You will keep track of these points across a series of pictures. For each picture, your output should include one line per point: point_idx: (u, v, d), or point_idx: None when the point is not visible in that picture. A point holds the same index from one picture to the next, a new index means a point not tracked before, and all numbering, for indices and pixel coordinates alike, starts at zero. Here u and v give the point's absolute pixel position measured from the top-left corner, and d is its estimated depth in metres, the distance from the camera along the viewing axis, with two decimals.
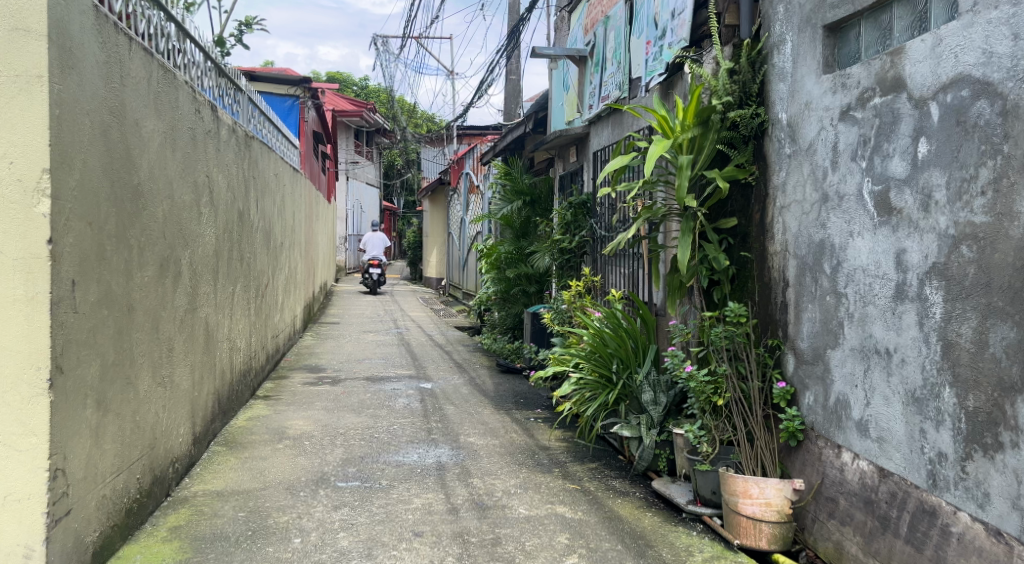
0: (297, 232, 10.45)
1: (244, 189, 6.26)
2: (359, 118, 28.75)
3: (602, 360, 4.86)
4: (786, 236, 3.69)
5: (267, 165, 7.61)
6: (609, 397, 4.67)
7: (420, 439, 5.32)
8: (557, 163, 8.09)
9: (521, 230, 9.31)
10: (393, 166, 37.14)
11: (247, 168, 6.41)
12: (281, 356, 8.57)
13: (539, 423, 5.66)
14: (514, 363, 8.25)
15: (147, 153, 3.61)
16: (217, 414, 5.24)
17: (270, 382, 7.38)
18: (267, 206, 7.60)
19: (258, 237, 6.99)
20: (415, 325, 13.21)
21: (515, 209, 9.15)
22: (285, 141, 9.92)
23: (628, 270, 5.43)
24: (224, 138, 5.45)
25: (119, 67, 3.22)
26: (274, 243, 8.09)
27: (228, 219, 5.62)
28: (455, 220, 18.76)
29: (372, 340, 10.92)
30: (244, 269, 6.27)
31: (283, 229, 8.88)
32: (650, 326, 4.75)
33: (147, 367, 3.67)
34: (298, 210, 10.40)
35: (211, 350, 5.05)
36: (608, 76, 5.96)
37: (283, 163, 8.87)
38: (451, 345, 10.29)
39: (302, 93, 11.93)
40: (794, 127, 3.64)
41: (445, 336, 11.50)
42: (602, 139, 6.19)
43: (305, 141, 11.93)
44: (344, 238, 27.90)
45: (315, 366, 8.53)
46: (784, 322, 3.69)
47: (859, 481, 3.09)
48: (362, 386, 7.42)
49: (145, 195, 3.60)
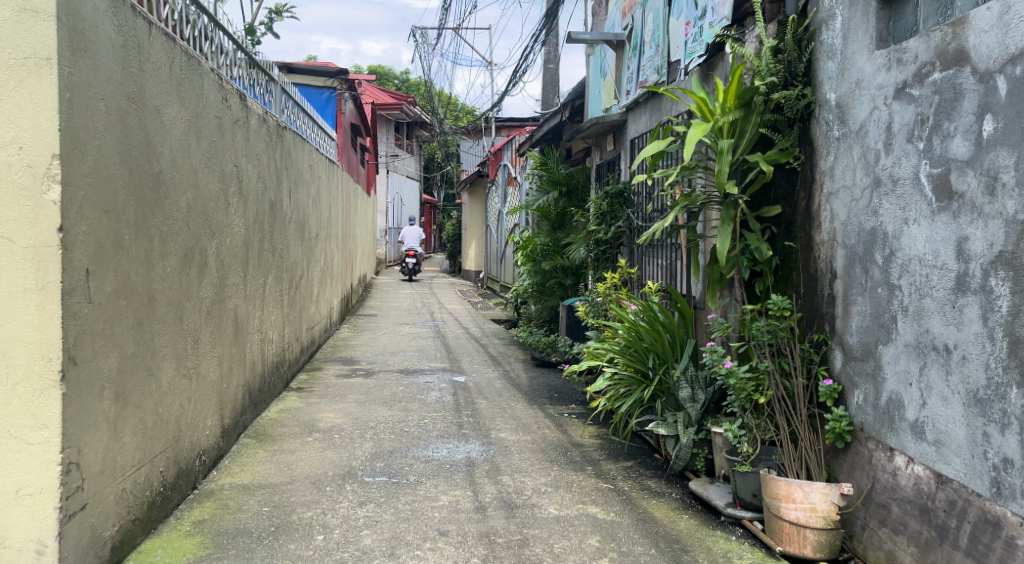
0: (333, 223, 10.40)
1: (275, 179, 6.19)
2: (398, 111, 28.76)
3: (637, 355, 4.68)
4: (835, 224, 3.46)
5: (301, 155, 7.54)
6: (644, 393, 4.48)
7: (451, 434, 5.20)
8: (595, 152, 7.90)
9: (558, 221, 9.12)
10: (433, 158, 37.14)
11: (279, 158, 6.34)
12: (315, 347, 8.54)
13: (574, 418, 5.50)
14: (550, 356, 8.09)
15: (169, 141, 3.53)
16: (247, 406, 5.18)
17: (304, 374, 7.33)
18: (301, 197, 7.54)
19: (291, 228, 6.93)
20: (452, 317, 13.12)
21: (551, 200, 8.97)
22: (320, 132, 9.86)
23: (665, 261, 5.24)
24: (255, 127, 5.37)
25: (138, 51, 3.13)
26: (308, 234, 8.03)
27: (258, 209, 5.55)
28: (493, 211, 18.63)
29: (408, 332, 10.85)
30: (276, 260, 6.20)
31: (318, 222, 8.83)
32: (688, 320, 4.56)
33: (170, 358, 3.59)
34: (333, 201, 10.35)
35: (240, 342, 4.99)
36: (647, 60, 5.76)
37: (318, 153, 8.81)
38: (486, 338, 10.17)
39: (339, 84, 11.86)
40: (843, 107, 3.42)
41: (481, 328, 11.39)
42: (641, 126, 5.99)
43: (342, 132, 11.87)
44: (384, 230, 27.97)
45: (349, 358, 8.47)
46: (831, 316, 3.47)
47: (913, 487, 2.87)
48: (395, 378, 7.33)
49: (168, 185, 3.52)
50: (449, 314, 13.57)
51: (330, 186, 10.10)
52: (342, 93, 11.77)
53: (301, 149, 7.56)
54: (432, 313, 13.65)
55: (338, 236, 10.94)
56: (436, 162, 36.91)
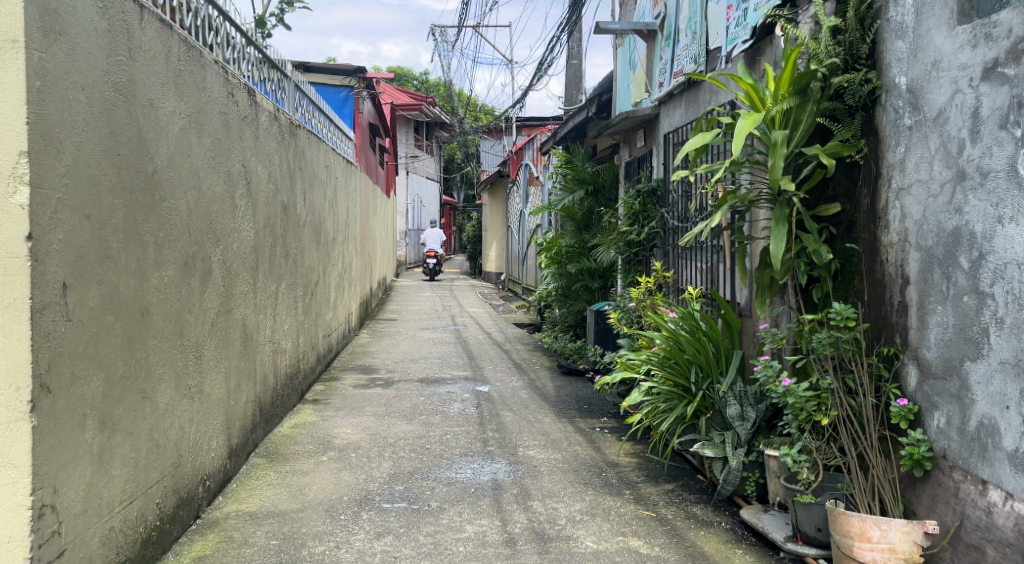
0: (351, 226, 10.10)
1: (288, 181, 5.88)
2: (417, 112, 28.50)
3: (678, 367, 4.32)
4: (906, 224, 3.07)
5: (316, 156, 7.23)
6: (687, 410, 4.13)
7: (476, 452, 4.85)
8: (623, 149, 7.55)
9: (584, 222, 8.76)
10: (453, 159, 36.86)
11: (292, 159, 6.03)
12: (333, 356, 8.23)
13: (606, 434, 5.14)
14: (577, 364, 7.72)
15: (166, 138, 3.21)
16: (258, 422, 4.86)
17: (320, 384, 7.02)
18: (316, 199, 7.23)
19: (306, 232, 6.62)
20: (474, 321, 12.78)
21: (577, 199, 8.61)
22: (338, 132, 9.56)
23: (705, 265, 4.88)
24: (266, 126, 5.06)
25: (127, 38, 2.80)
26: (325, 238, 7.73)
27: (270, 213, 5.24)
28: (515, 212, 18.28)
29: (429, 337, 10.52)
30: (289, 266, 5.89)
31: (335, 225, 8.52)
32: (734, 329, 4.19)
33: (169, 377, 3.27)
34: (351, 204, 10.05)
35: (249, 355, 4.67)
36: (682, 49, 5.39)
37: (335, 154, 8.50)
38: (510, 344, 9.82)
39: (357, 83, 11.55)
40: (916, 91, 3.02)
41: (504, 333, 11.04)
42: (676, 119, 5.64)
43: (360, 133, 11.57)
44: (404, 232, 27.72)
45: (368, 366, 8.16)
46: (903, 327, 3.07)
47: (1014, 528, 2.49)
48: (416, 389, 6.99)
49: (165, 186, 3.20)
50: (470, 318, 13.23)
51: (348, 187, 9.79)
52: (360, 92, 11.47)
53: (316, 149, 7.25)
54: (453, 317, 13.32)
55: (356, 238, 10.64)
56: (456, 163, 36.63)
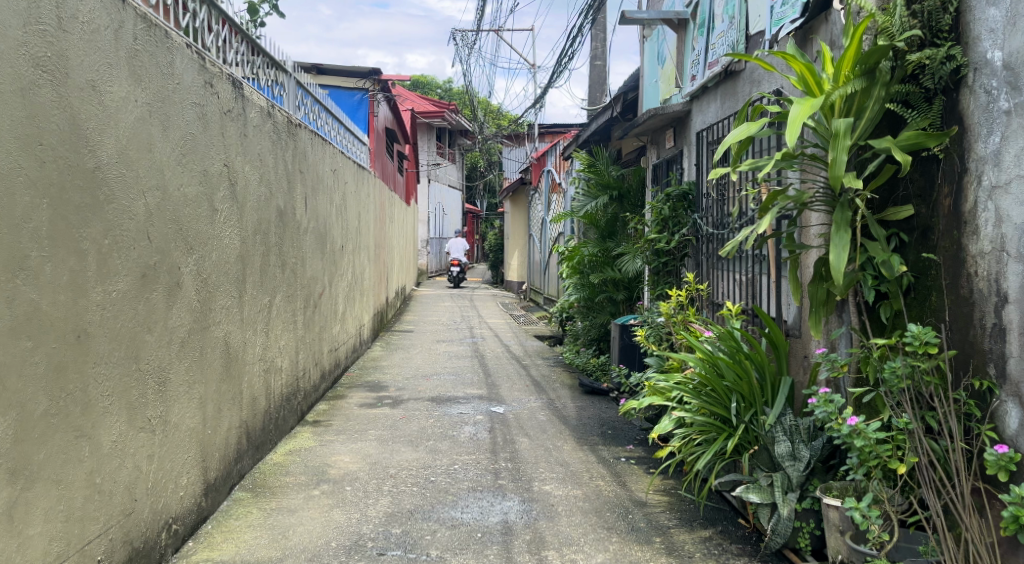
0: (364, 234, 9.63)
1: (286, 184, 5.41)
2: (439, 119, 28.10)
3: (715, 395, 3.78)
4: (1003, 230, 2.51)
5: (321, 160, 6.77)
6: (727, 446, 3.60)
7: (486, 486, 4.33)
8: (650, 150, 7.03)
9: (608, 229, 8.22)
10: (475, 167, 36.46)
11: (290, 160, 5.56)
12: (341, 372, 7.75)
13: (633, 466, 4.59)
14: (600, 382, 7.18)
15: (115, 128, 2.73)
16: (243, 451, 4.37)
17: (323, 404, 6.53)
18: (321, 205, 6.76)
19: (308, 239, 6.16)
20: (493, 333, 12.26)
21: (601, 205, 8.08)
22: (349, 136, 9.11)
23: (745, 276, 4.35)
24: (257, 123, 4.59)
25: (53, 3, 2.33)
26: (331, 247, 7.25)
27: (261, 219, 4.76)
28: (537, 220, 17.75)
29: (444, 351, 10.02)
30: (286, 276, 5.41)
31: (344, 232, 8.05)
32: (781, 353, 3.64)
33: (118, 409, 2.78)
34: (364, 210, 9.58)
35: (233, 376, 4.18)
36: (718, 36, 4.86)
37: (343, 158, 8.04)
38: (529, 359, 9.28)
39: (371, 85, 11.10)
40: (1016, 69, 2.48)
41: (524, 347, 10.52)
42: (711, 115, 5.11)
43: (375, 137, 11.11)
44: (425, 241, 27.30)
45: (377, 383, 7.66)
46: (999, 356, 2.51)
47: None
48: (425, 409, 6.48)
49: (114, 183, 2.73)
50: (489, 329, 12.71)
51: (360, 194, 9.33)
52: (375, 95, 11.01)
53: (322, 153, 6.79)
54: (471, 329, 12.82)
55: (369, 247, 10.18)
56: (479, 171, 36.20)
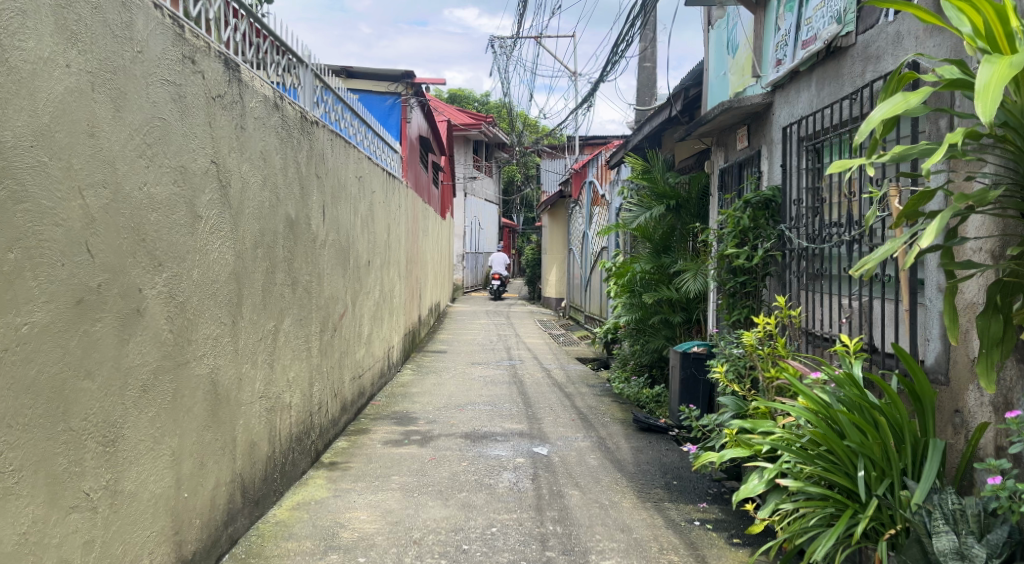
0: (394, 249, 8.88)
1: (299, 190, 4.67)
2: (476, 131, 27.44)
3: (831, 457, 2.92)
4: None
5: (344, 165, 6.03)
6: (853, 528, 2.71)
7: (531, 560, 3.49)
8: (716, 153, 6.19)
9: (663, 243, 7.38)
10: (513, 181, 35.74)
11: (304, 163, 4.81)
12: (365, 401, 6.97)
13: (713, 537, 3.72)
14: (657, 418, 6.31)
15: (22, 101, 1.98)
16: (237, 511, 3.60)
17: (343, 440, 5.75)
18: (344, 215, 6.02)
19: (326, 254, 5.41)
20: (532, 355, 11.43)
21: (656, 216, 7.24)
22: (379, 141, 8.39)
23: (858, 303, 3.47)
24: (259, 114, 3.85)
25: None
26: (355, 262, 6.51)
27: (265, 230, 4.01)
28: (577, 234, 16.91)
29: (480, 375, 9.21)
30: (297, 297, 4.65)
31: (371, 246, 7.30)
32: (926, 406, 2.75)
33: (27, 487, 2.02)
34: (394, 222, 8.84)
35: (224, 421, 3.42)
36: (816, 8, 4.01)
37: (370, 164, 7.29)
38: (573, 386, 8.43)
39: (404, 89, 10.34)
40: None
41: (567, 371, 9.66)
42: (802, 105, 4.27)
43: (408, 145, 10.39)
44: (460, 255, 26.60)
45: (406, 414, 6.87)
46: None
47: None
48: (459, 448, 5.66)
49: (23, 178, 1.98)
50: (528, 351, 11.89)
51: (390, 205, 8.59)
52: (408, 99, 10.27)
53: (345, 157, 6.05)
54: (509, 350, 12.00)
55: (400, 262, 9.43)
56: (516, 184, 35.47)
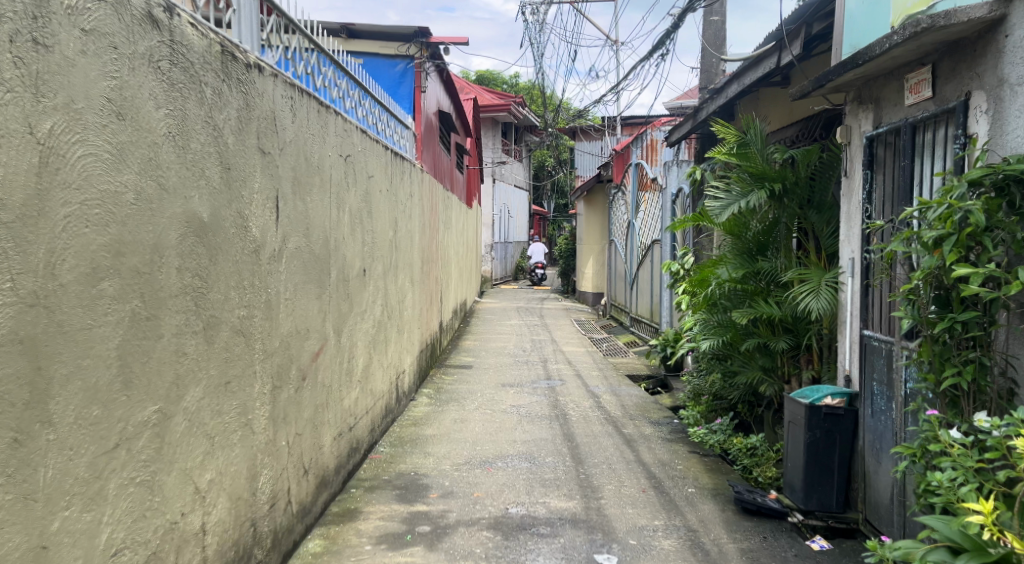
0: (403, 251, 7.06)
1: (217, 174, 2.84)
2: (504, 111, 25.50)
3: None
4: None
5: (318, 139, 4.19)
6: None
7: None
8: (856, 115, 4.28)
9: (758, 241, 5.59)
10: (543, 166, 33.78)
11: (233, 128, 2.98)
12: (360, 460, 5.20)
13: None
14: (768, 496, 4.46)
15: None
16: None
17: (317, 538, 3.97)
18: (319, 210, 4.20)
19: (283, 271, 3.59)
20: (574, 371, 9.56)
21: (753, 206, 5.27)
22: (384, 114, 6.55)
23: None
24: (96, 28, 2.02)
25: None
26: (340, 276, 4.69)
27: (127, 245, 2.20)
28: (620, 224, 15.03)
29: (512, 405, 7.39)
30: (218, 351, 2.85)
31: (368, 251, 5.48)
32: None
33: None
34: (403, 216, 7.01)
35: None
36: None
37: (366, 141, 5.46)
38: (633, 426, 6.56)
39: (417, 50, 8.42)
40: None
41: (621, 399, 7.79)
42: None
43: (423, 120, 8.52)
44: (488, 246, 24.81)
45: (413, 477, 5.08)
46: None
47: None
48: (485, 552, 3.85)
49: None
50: (569, 366, 10.03)
51: (397, 193, 6.75)
52: (422, 63, 8.38)
53: (319, 128, 4.20)
54: (545, 364, 10.15)
55: (412, 265, 7.60)
56: (546, 169, 33.49)
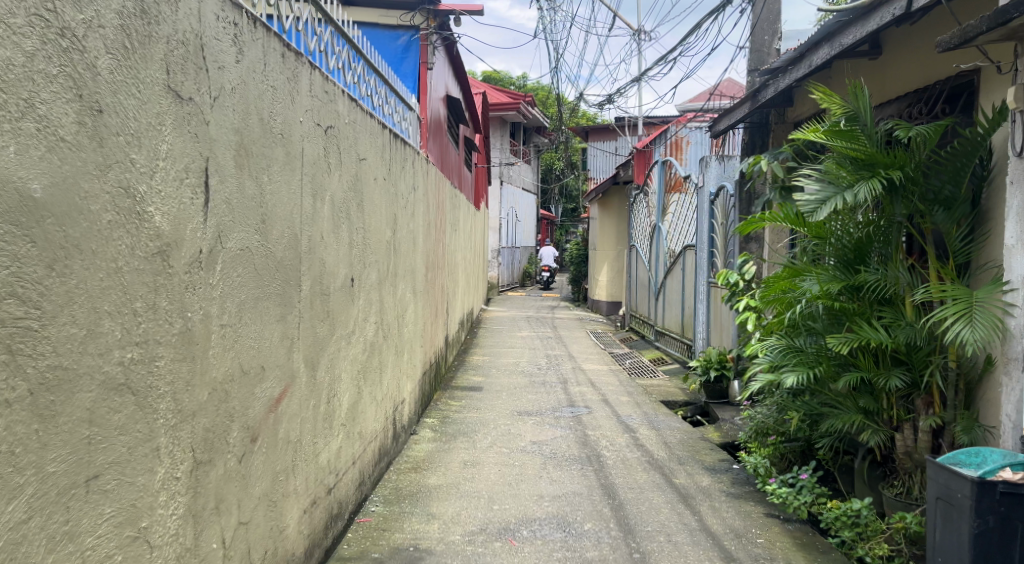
0: (404, 256, 5.84)
1: (69, 116, 1.62)
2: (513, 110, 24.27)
3: None
4: None
5: (283, 97, 2.95)
6: None
7: None
8: None
9: (858, 247, 4.38)
10: (553, 169, 32.58)
11: (110, 44, 1.77)
12: (343, 530, 3.96)
13: None
14: None
15: None
16: None
17: None
18: (283, 198, 2.97)
19: (217, 286, 2.36)
20: (598, 396, 8.33)
21: (862, 200, 4.05)
22: (384, 87, 5.32)
23: None
24: None
25: None
26: (316, 289, 3.46)
27: None
28: (643, 227, 13.83)
29: (534, 443, 6.15)
30: (67, 431, 1.63)
31: (357, 256, 4.25)
32: None
33: None
34: (404, 214, 5.78)
35: None
36: None
37: (357, 114, 4.23)
38: (686, 476, 5.32)
39: (423, 19, 7.17)
40: None
41: (662, 436, 6.55)
42: None
43: (428, 101, 7.28)
44: (495, 250, 23.63)
45: (412, 554, 3.83)
46: None
47: None
48: None
49: None
50: (592, 389, 8.80)
51: (397, 184, 5.53)
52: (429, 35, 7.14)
53: (285, 81, 2.96)
54: (566, 386, 8.91)
55: (415, 272, 6.37)
56: (554, 173, 32.33)
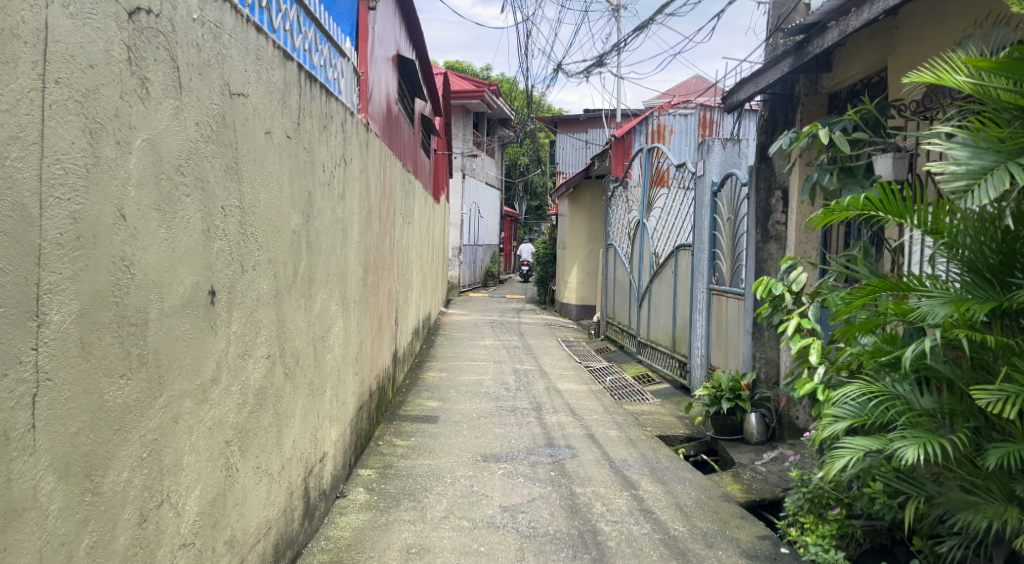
0: (324, 255, 4.15)
1: None
2: (478, 98, 22.73)
3: None
4: None
5: None
6: None
7: None
8: None
9: (1015, 251, 2.86)
10: (518, 164, 31.03)
11: None
12: None
13: None
14: None
15: None
16: None
17: None
18: None
19: None
20: (582, 430, 6.75)
21: None
22: (293, 7, 3.63)
23: None
24: None
25: None
26: (102, 321, 1.79)
27: None
28: (623, 225, 12.31)
29: (503, 512, 4.53)
30: None
31: (220, 255, 2.55)
32: None
33: None
34: (325, 196, 4.11)
35: None
36: None
37: (228, 19, 2.55)
38: None
39: None
40: None
41: (673, 497, 4.99)
42: None
43: (366, 51, 5.59)
44: (457, 248, 22.05)
45: None
46: None
47: None
48: None
49: None
50: (572, 419, 7.22)
51: (314, 152, 3.84)
52: None
53: None
54: (540, 415, 7.33)
55: (344, 279, 4.68)
56: (520, 168, 30.78)
